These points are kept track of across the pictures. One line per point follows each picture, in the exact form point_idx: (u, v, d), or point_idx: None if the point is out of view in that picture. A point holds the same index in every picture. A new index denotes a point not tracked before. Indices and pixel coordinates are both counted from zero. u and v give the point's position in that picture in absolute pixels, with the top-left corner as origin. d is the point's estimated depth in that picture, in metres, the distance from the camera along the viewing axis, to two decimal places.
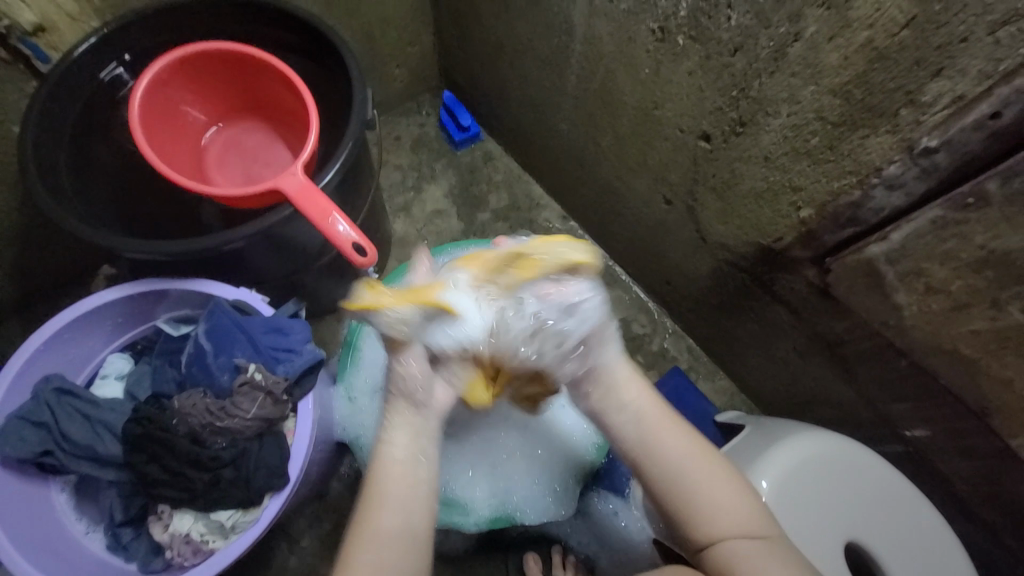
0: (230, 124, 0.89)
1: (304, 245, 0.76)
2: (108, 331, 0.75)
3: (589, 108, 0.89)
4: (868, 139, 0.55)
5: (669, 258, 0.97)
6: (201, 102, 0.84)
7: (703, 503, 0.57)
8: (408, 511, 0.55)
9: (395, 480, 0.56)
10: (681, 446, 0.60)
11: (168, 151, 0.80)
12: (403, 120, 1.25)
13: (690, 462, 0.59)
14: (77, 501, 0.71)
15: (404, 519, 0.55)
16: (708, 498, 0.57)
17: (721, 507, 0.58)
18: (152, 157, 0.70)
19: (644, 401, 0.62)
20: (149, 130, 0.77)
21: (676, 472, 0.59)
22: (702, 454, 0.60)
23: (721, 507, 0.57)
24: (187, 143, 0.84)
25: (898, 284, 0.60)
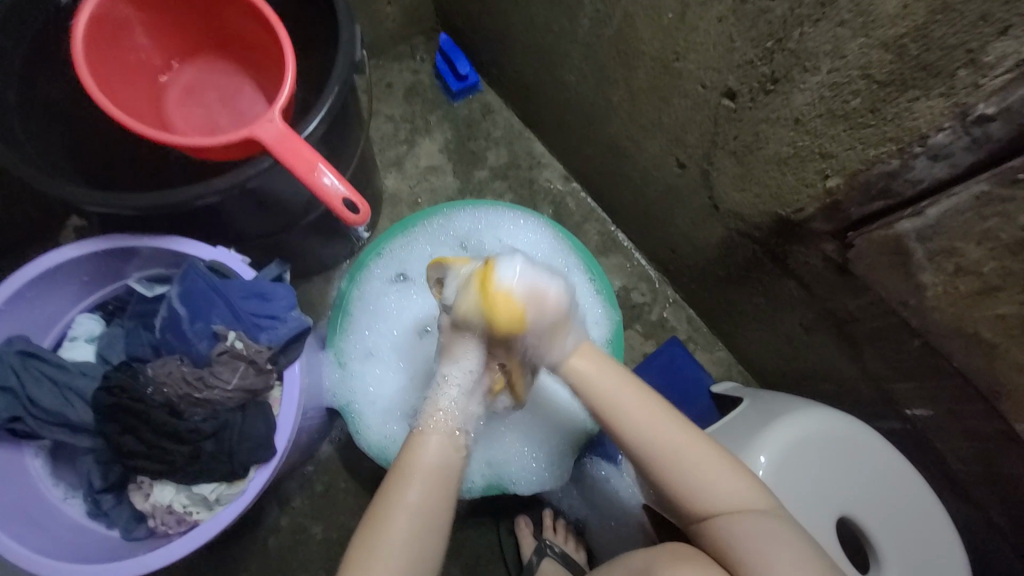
0: (196, 63, 0.80)
1: (287, 201, 0.70)
2: (74, 290, 0.70)
3: (602, 58, 0.81)
4: (916, 102, 0.49)
5: (677, 225, 0.93)
6: (160, 34, 0.74)
7: (682, 484, 0.59)
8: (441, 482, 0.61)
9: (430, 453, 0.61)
10: (653, 429, 0.60)
11: (125, 92, 0.72)
12: (395, 65, 1.15)
13: (664, 445, 0.59)
14: (53, 466, 0.69)
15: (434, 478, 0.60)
16: (695, 481, 0.58)
17: (714, 484, 0.58)
18: (99, 99, 0.61)
19: (627, 397, 0.61)
20: (103, 66, 0.67)
21: (652, 454, 0.59)
22: (677, 432, 0.60)
23: (709, 488, 0.58)
24: (146, 85, 0.75)
25: (925, 263, 0.56)
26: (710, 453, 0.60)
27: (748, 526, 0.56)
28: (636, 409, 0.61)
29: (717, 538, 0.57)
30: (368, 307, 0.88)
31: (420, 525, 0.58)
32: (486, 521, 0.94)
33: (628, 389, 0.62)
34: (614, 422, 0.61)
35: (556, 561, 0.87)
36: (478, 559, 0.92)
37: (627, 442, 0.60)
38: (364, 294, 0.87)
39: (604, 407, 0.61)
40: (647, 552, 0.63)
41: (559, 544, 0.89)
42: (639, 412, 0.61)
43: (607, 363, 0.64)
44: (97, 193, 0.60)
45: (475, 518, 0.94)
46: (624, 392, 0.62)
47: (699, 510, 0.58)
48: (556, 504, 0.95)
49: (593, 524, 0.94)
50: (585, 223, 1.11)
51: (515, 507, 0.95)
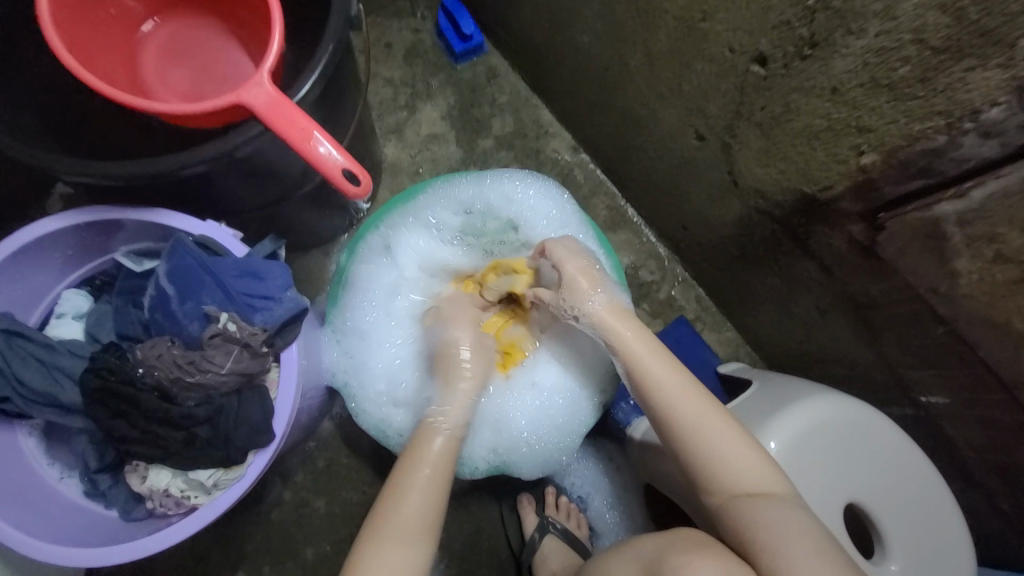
0: (172, 22, 0.74)
1: (280, 170, 0.65)
2: (58, 265, 0.67)
3: (619, 17, 0.74)
4: (973, 72, 0.45)
5: (691, 201, 0.88)
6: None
7: (704, 458, 0.61)
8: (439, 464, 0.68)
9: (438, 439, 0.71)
10: (683, 400, 0.64)
11: (98, 54, 0.66)
12: (395, 23, 1.07)
13: (693, 416, 0.63)
14: (48, 445, 0.67)
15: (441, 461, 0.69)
16: (715, 460, 0.61)
17: (734, 466, 0.60)
18: (67, 58, 0.56)
19: (658, 368, 0.67)
20: (74, 25, 0.62)
21: (680, 421, 0.63)
22: (706, 406, 0.63)
23: (728, 467, 0.60)
24: (120, 42, 0.70)
25: (962, 249, 0.53)
26: (737, 435, 0.62)
27: (770, 515, 0.56)
28: (668, 376, 0.66)
29: (737, 523, 0.58)
30: (368, 284, 0.84)
31: (428, 503, 0.65)
32: (488, 499, 0.94)
33: (658, 362, 0.67)
34: (649, 385, 0.66)
35: (558, 537, 0.87)
36: (479, 534, 0.93)
37: (658, 405, 0.65)
38: (363, 271, 0.83)
39: (641, 372, 0.67)
40: (660, 537, 0.62)
41: (561, 522, 0.90)
42: (671, 382, 0.66)
43: (641, 332, 0.71)
44: (74, 161, 0.56)
45: (477, 495, 0.94)
46: (649, 365, 0.67)
47: (720, 489, 0.60)
48: (558, 482, 0.95)
49: (595, 501, 0.94)
50: (593, 197, 1.07)
51: (517, 485, 0.95)
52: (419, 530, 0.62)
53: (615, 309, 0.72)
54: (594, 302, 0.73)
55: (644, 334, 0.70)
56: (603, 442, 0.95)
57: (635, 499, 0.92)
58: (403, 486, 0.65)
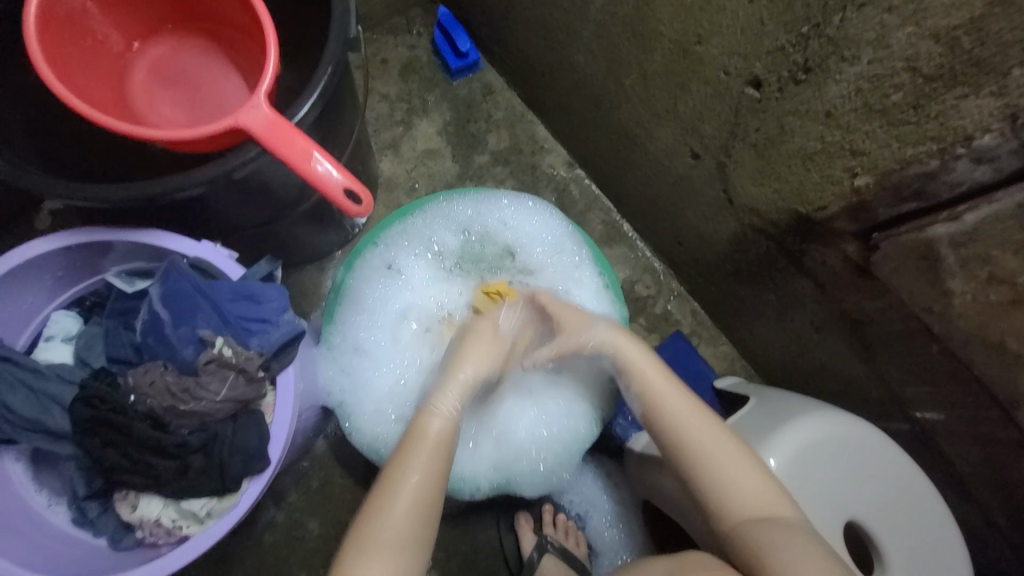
0: (161, 43, 0.74)
1: (277, 190, 0.65)
2: (47, 286, 0.66)
3: (614, 38, 0.75)
4: (964, 100, 0.45)
5: (686, 218, 0.89)
6: (120, 12, 0.68)
7: (717, 482, 0.61)
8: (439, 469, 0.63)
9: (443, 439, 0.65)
10: (692, 424, 0.65)
11: (85, 77, 0.65)
12: (391, 40, 1.08)
13: (703, 441, 0.64)
14: (35, 471, 0.66)
15: (432, 460, 0.63)
16: (723, 482, 0.61)
17: (743, 490, 0.60)
18: (54, 84, 0.55)
19: (663, 388, 0.67)
20: (61, 48, 0.61)
21: (689, 444, 0.64)
22: (714, 428, 0.64)
23: (737, 491, 0.60)
24: (110, 66, 0.69)
25: (955, 270, 0.53)
26: (746, 459, 0.62)
27: (781, 535, 0.56)
28: (677, 400, 0.67)
29: (743, 549, 0.57)
30: (363, 301, 0.83)
31: (417, 515, 0.59)
32: (486, 517, 0.93)
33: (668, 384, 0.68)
34: (655, 406, 0.67)
35: (555, 556, 0.86)
36: (476, 554, 0.92)
37: (664, 426, 0.66)
38: (359, 287, 0.82)
39: (653, 395, 0.67)
40: (670, 560, 0.62)
41: (560, 541, 0.89)
42: (679, 406, 0.66)
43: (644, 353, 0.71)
44: (65, 185, 0.55)
45: (474, 515, 0.93)
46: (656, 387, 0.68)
47: (726, 511, 0.60)
48: (556, 500, 0.95)
49: (593, 518, 0.94)
50: (589, 212, 1.07)
51: (516, 503, 0.94)
52: (406, 542, 0.58)
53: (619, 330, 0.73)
54: (601, 326, 0.73)
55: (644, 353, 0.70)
56: (601, 458, 0.94)
57: (633, 516, 0.91)
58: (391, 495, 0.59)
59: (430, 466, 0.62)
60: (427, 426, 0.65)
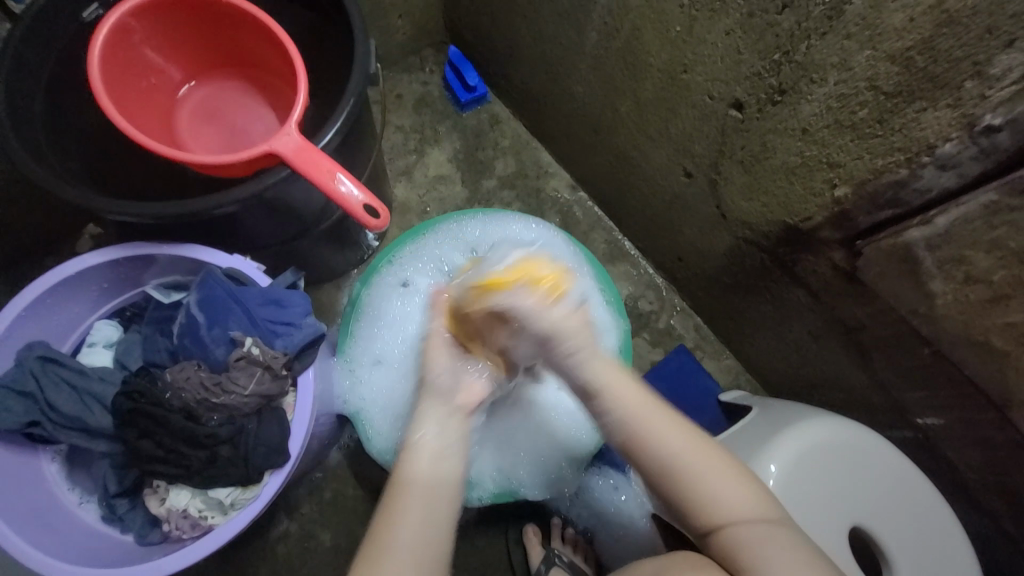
0: (202, 86, 0.82)
1: (302, 209, 0.71)
2: (93, 296, 0.73)
3: (610, 70, 0.82)
4: (924, 113, 0.50)
5: (684, 234, 0.93)
6: (174, 57, 0.77)
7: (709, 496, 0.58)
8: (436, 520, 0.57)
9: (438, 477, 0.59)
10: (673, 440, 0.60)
11: (139, 115, 0.74)
12: (405, 77, 1.17)
13: (681, 453, 0.60)
14: (69, 470, 0.71)
15: (426, 505, 0.57)
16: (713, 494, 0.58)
17: (730, 498, 0.58)
18: (117, 120, 0.63)
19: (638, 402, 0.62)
20: (116, 92, 0.69)
21: (665, 461, 0.59)
22: (688, 435, 0.61)
23: (727, 501, 0.58)
24: (159, 105, 0.78)
25: (934, 271, 0.56)
26: (725, 462, 0.60)
27: (761, 528, 0.56)
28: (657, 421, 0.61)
29: (735, 555, 0.56)
30: (376, 315, 0.88)
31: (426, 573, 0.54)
32: (494, 529, 0.94)
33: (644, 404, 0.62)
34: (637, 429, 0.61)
35: (564, 570, 0.87)
36: (485, 567, 0.92)
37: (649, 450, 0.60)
38: (372, 303, 0.88)
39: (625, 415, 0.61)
40: (660, 560, 0.63)
41: (567, 555, 0.89)
42: (652, 420, 0.61)
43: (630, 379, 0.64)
44: (118, 201, 0.62)
45: (482, 527, 0.94)
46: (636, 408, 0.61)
47: (711, 518, 0.58)
48: (563, 514, 0.95)
49: (600, 533, 0.94)
50: (593, 232, 1.12)
51: (523, 516, 0.95)
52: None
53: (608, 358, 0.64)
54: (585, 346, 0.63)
55: (627, 377, 0.62)
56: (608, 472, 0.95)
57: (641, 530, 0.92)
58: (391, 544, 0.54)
59: (435, 508, 0.57)
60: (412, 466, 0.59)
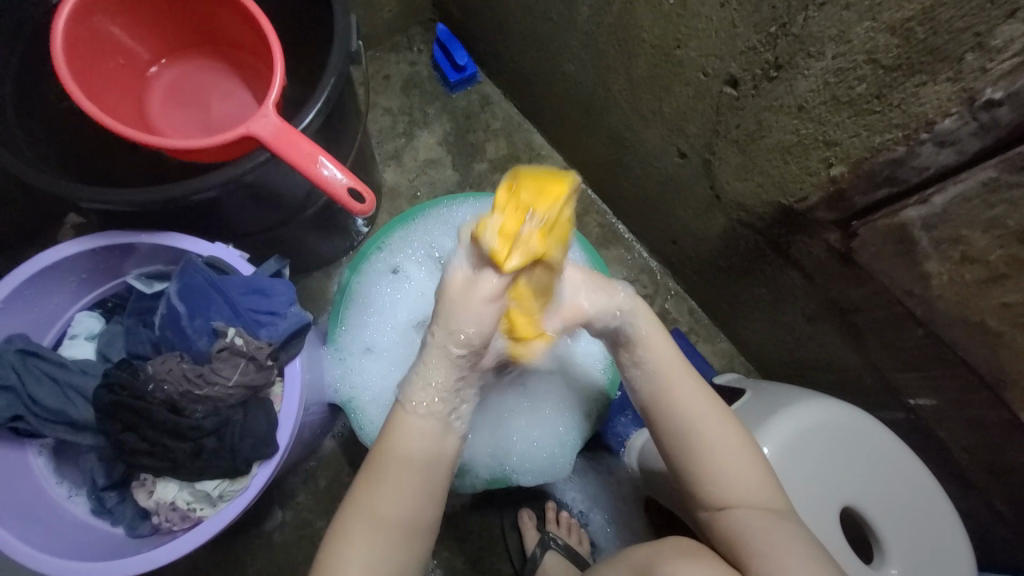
0: (174, 67, 0.79)
1: (285, 195, 0.69)
2: (72, 288, 0.71)
3: (601, 47, 0.80)
4: (923, 87, 0.49)
5: (678, 217, 0.92)
6: (141, 38, 0.74)
7: (716, 476, 0.59)
8: (423, 495, 0.58)
9: (433, 449, 0.58)
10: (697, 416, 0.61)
11: (109, 99, 0.71)
12: (392, 57, 1.14)
13: (704, 432, 0.60)
14: (56, 464, 0.71)
15: (412, 486, 0.57)
16: (722, 474, 0.59)
17: (739, 483, 0.59)
18: (85, 103, 0.60)
19: (667, 369, 0.61)
20: (83, 74, 0.66)
21: (687, 433, 0.60)
22: (715, 415, 0.61)
23: (738, 483, 0.59)
24: (129, 88, 0.75)
25: (930, 251, 0.56)
26: (744, 449, 0.60)
27: (757, 517, 0.57)
28: (690, 394, 0.61)
29: (732, 534, 0.58)
30: (366, 303, 0.86)
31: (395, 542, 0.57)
32: (489, 513, 0.95)
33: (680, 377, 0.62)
34: (661, 397, 0.61)
35: (558, 553, 0.88)
36: (481, 550, 0.93)
37: (670, 419, 0.61)
38: (362, 290, 0.86)
39: (658, 384, 0.61)
40: (653, 546, 0.63)
41: (562, 537, 0.90)
42: (680, 396, 0.61)
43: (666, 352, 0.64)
44: (91, 189, 0.60)
45: (477, 511, 0.95)
46: (671, 378, 0.61)
47: (718, 501, 0.59)
48: (558, 497, 0.96)
49: (595, 515, 0.95)
50: (586, 215, 1.10)
51: (518, 500, 0.95)
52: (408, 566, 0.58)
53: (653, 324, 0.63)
54: (625, 292, 0.62)
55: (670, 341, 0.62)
56: (603, 455, 0.95)
57: (635, 511, 0.92)
58: (369, 524, 0.56)
59: (413, 492, 0.57)
60: (404, 433, 0.57)
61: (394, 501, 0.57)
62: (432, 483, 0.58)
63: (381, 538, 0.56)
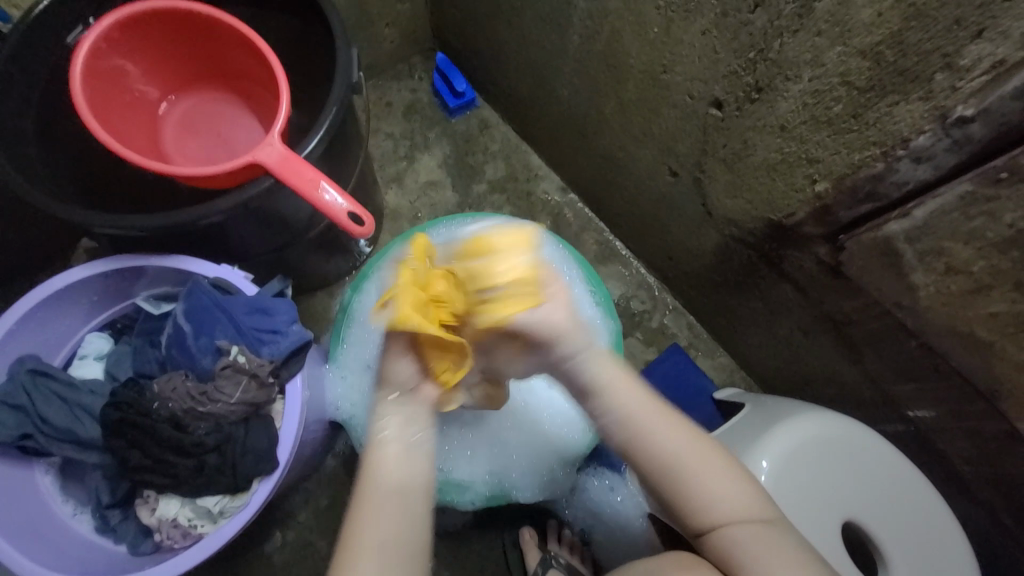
0: (185, 99, 0.83)
1: (289, 218, 0.72)
2: (84, 309, 0.74)
3: (593, 72, 0.83)
4: (897, 106, 0.51)
5: (673, 233, 0.94)
6: (155, 73, 0.78)
7: (701, 498, 0.57)
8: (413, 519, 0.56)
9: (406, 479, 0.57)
10: (678, 440, 0.59)
11: (124, 130, 0.75)
12: (394, 84, 1.18)
13: (685, 456, 0.58)
14: (63, 482, 0.72)
15: (404, 510, 0.56)
16: (709, 495, 0.57)
17: (724, 501, 0.57)
18: (100, 134, 0.64)
19: (634, 404, 0.58)
20: (99, 108, 0.70)
21: (664, 463, 0.58)
22: (693, 438, 0.59)
23: (720, 498, 0.57)
24: (142, 120, 0.78)
25: (916, 264, 0.57)
26: (725, 466, 0.59)
27: (739, 531, 0.56)
28: (667, 424, 0.59)
29: (725, 554, 0.56)
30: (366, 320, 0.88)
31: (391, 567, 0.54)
32: (491, 532, 0.95)
33: (654, 407, 0.59)
34: (635, 431, 0.58)
35: (560, 572, 0.86)
36: (483, 569, 0.93)
37: (651, 448, 0.58)
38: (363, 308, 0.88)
39: (618, 420, 0.59)
40: (651, 562, 0.63)
41: (565, 557, 0.89)
42: (655, 427, 0.59)
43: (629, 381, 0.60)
44: (104, 214, 0.63)
45: (478, 530, 0.94)
46: (647, 411, 0.59)
47: (709, 521, 0.57)
48: (560, 515, 0.95)
49: (598, 533, 0.93)
50: (583, 233, 1.12)
51: (520, 518, 0.95)
52: None
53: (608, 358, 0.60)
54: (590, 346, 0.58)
55: (632, 384, 0.59)
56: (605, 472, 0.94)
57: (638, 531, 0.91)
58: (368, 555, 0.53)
59: (411, 514, 0.56)
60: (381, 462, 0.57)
61: (391, 526, 0.55)
62: (417, 505, 0.57)
63: (385, 570, 0.54)
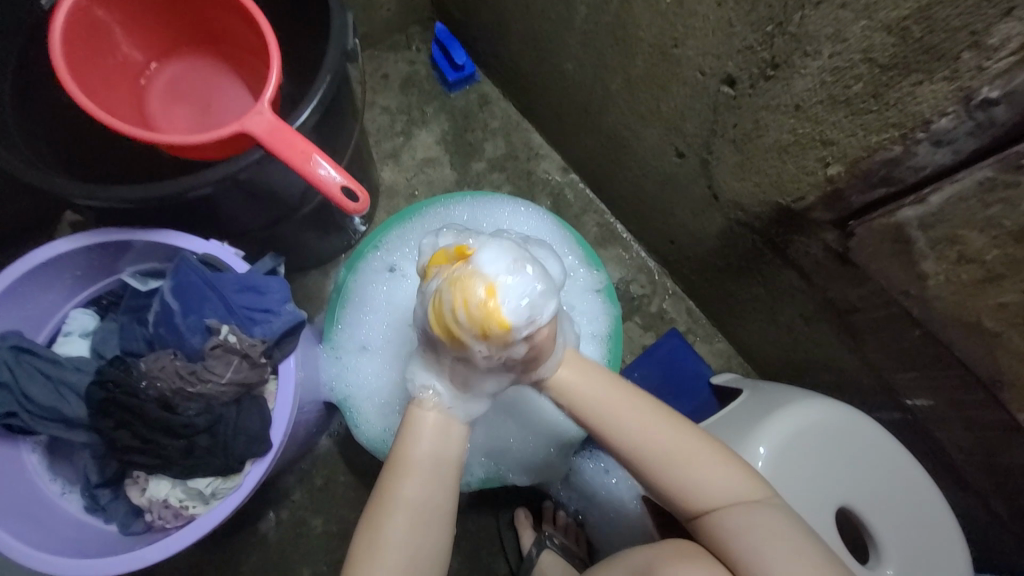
0: (171, 66, 0.79)
1: (281, 193, 0.69)
2: (67, 285, 0.71)
3: (599, 46, 0.79)
4: (920, 86, 0.48)
5: (676, 216, 0.92)
6: (139, 37, 0.74)
7: (686, 481, 0.58)
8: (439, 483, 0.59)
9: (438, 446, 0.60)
10: (655, 428, 0.59)
11: (107, 95, 0.70)
12: (391, 56, 1.14)
13: (661, 443, 0.59)
14: (50, 461, 0.71)
15: (429, 475, 0.59)
16: (693, 478, 0.58)
17: (712, 485, 0.58)
18: (80, 99, 0.60)
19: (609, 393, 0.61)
20: (81, 71, 0.66)
21: (642, 450, 0.59)
22: (671, 424, 0.60)
23: (708, 483, 0.58)
24: (126, 86, 0.74)
25: (927, 251, 0.55)
26: (707, 450, 0.59)
27: (726, 515, 0.57)
28: (639, 413, 0.60)
29: (713, 533, 0.57)
30: (361, 300, 0.86)
31: (413, 524, 0.57)
32: (486, 512, 0.95)
33: (628, 398, 0.61)
34: (607, 420, 0.60)
35: (555, 553, 0.87)
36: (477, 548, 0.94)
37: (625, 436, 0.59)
38: (359, 288, 0.86)
39: (591, 413, 0.60)
40: (648, 549, 0.63)
41: (560, 537, 0.90)
42: (627, 415, 0.60)
43: (601, 375, 0.63)
44: (86, 186, 0.60)
45: (474, 509, 0.95)
46: (619, 404, 0.60)
47: (697, 505, 0.58)
48: (555, 497, 0.96)
49: (592, 514, 0.94)
50: (584, 214, 1.10)
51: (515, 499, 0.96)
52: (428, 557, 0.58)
53: (579, 358, 0.64)
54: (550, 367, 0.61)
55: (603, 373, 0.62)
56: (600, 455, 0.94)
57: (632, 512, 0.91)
58: (393, 509, 0.57)
59: (435, 478, 0.59)
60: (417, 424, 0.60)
61: (418, 485, 0.58)
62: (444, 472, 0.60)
63: (406, 525, 0.57)
